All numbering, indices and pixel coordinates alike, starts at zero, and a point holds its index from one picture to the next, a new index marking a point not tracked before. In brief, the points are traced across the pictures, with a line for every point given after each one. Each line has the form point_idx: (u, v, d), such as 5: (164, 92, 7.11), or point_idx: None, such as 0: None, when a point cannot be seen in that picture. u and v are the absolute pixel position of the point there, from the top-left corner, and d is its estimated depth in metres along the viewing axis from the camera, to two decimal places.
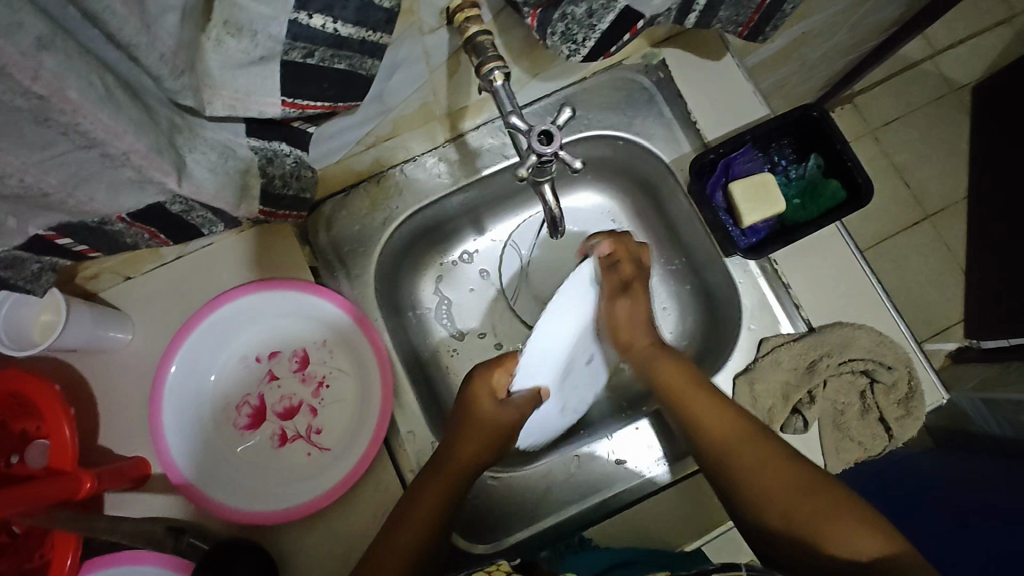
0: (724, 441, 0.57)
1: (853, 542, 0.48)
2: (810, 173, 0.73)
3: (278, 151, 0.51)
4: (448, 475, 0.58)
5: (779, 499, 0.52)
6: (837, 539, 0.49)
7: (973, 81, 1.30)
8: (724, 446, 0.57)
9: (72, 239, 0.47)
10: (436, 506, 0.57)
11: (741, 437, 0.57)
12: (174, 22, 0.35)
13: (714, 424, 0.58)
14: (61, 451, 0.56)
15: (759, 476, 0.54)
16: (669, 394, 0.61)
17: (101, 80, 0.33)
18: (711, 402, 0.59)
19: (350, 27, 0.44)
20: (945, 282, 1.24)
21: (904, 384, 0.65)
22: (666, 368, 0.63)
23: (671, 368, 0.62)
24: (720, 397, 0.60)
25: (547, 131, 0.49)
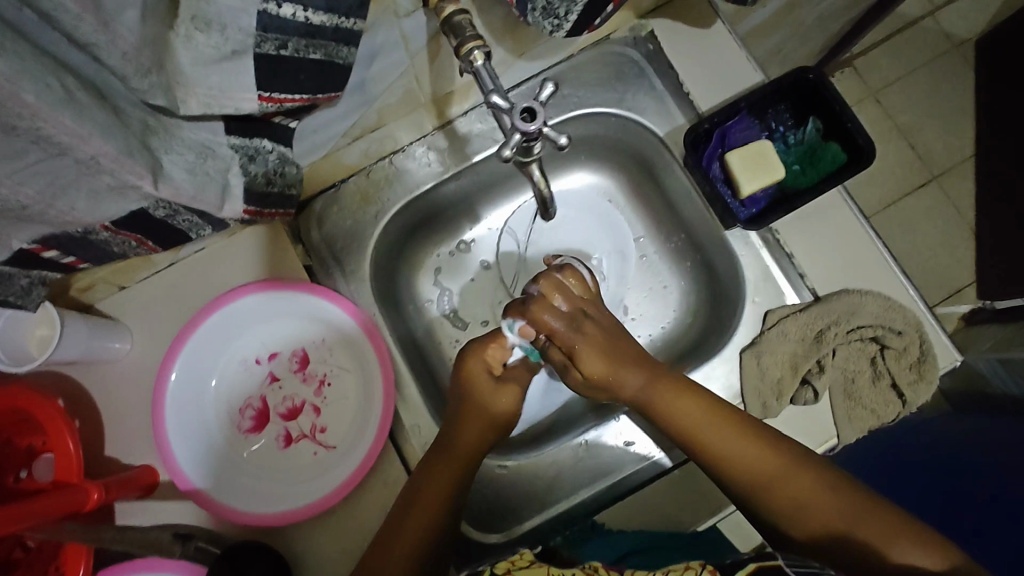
0: (764, 471, 0.54)
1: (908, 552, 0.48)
2: (810, 137, 0.70)
3: (259, 147, 0.50)
4: (459, 452, 0.58)
5: (826, 527, 0.52)
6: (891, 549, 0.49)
7: (976, 35, 1.26)
8: (757, 475, 0.54)
9: (58, 251, 0.46)
10: (446, 482, 0.57)
11: (778, 464, 0.54)
12: (135, 17, 0.34)
13: (744, 455, 0.55)
14: (66, 465, 0.56)
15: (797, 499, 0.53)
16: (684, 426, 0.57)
17: (60, 82, 0.31)
18: (743, 436, 0.56)
19: (321, 14, 0.43)
20: (956, 244, 1.21)
21: (915, 349, 0.64)
22: (678, 403, 0.58)
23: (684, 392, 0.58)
24: (749, 425, 0.57)
25: (530, 107, 0.48)
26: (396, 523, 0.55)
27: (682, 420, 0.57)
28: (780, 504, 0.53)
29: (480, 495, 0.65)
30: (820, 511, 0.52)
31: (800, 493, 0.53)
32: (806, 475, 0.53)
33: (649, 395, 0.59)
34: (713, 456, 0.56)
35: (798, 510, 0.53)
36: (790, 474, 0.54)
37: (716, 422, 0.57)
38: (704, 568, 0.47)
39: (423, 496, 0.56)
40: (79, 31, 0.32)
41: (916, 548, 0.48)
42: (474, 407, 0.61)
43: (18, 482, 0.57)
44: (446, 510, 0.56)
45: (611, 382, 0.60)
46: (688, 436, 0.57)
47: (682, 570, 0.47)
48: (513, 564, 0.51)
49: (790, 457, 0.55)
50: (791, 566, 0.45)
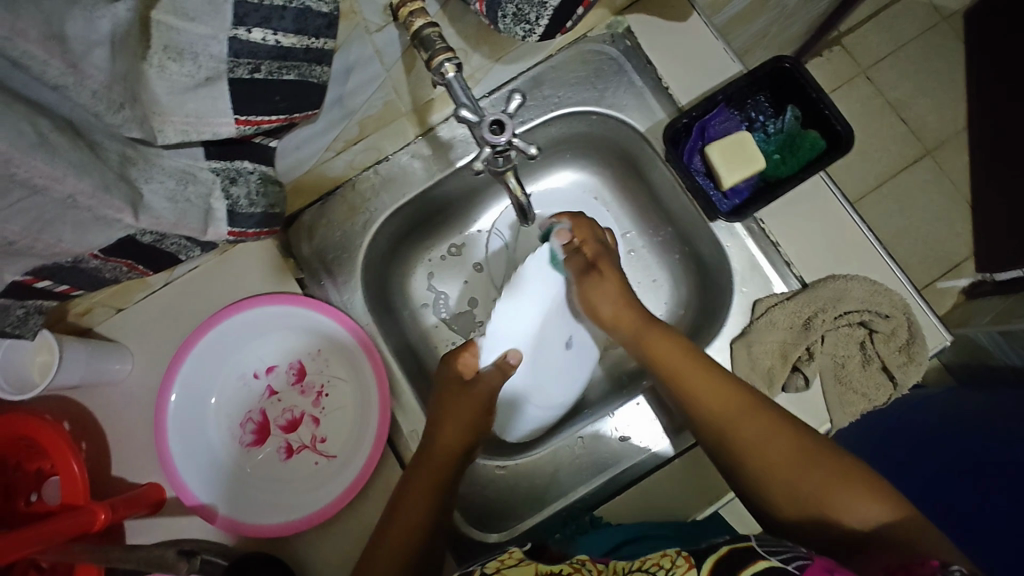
0: (721, 411, 0.58)
1: (857, 510, 0.50)
2: (789, 126, 0.70)
3: (241, 169, 0.51)
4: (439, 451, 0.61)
5: (778, 470, 0.54)
6: (839, 507, 0.51)
7: (964, 6, 1.25)
8: (719, 418, 0.58)
9: (51, 280, 0.47)
10: (433, 484, 0.59)
11: (740, 409, 0.58)
12: (103, 56, 0.34)
13: (707, 395, 0.59)
14: (73, 488, 0.57)
15: (757, 446, 0.56)
16: (660, 364, 0.63)
17: (32, 126, 0.32)
18: (710, 377, 0.60)
19: (291, 36, 0.44)
20: (954, 217, 1.20)
21: (904, 332, 0.64)
22: (658, 342, 0.64)
23: (664, 336, 0.64)
24: (717, 370, 0.60)
25: (498, 119, 0.49)
26: (381, 535, 0.58)
27: (663, 357, 0.63)
28: (737, 448, 0.57)
29: (479, 497, 0.67)
30: (783, 459, 0.54)
31: (755, 434, 0.56)
32: (762, 422, 0.56)
33: (640, 340, 0.65)
34: (686, 390, 0.60)
35: (757, 457, 0.55)
36: (742, 411, 0.57)
37: (692, 366, 0.61)
38: (678, 554, 0.48)
39: (406, 501, 0.58)
40: (47, 74, 0.32)
41: (865, 500, 0.50)
42: (445, 425, 0.62)
43: (28, 505, 0.59)
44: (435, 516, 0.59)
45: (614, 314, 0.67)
46: (668, 379, 0.62)
47: (660, 557, 0.48)
48: (501, 564, 0.52)
49: (753, 402, 0.58)
50: (762, 546, 0.47)
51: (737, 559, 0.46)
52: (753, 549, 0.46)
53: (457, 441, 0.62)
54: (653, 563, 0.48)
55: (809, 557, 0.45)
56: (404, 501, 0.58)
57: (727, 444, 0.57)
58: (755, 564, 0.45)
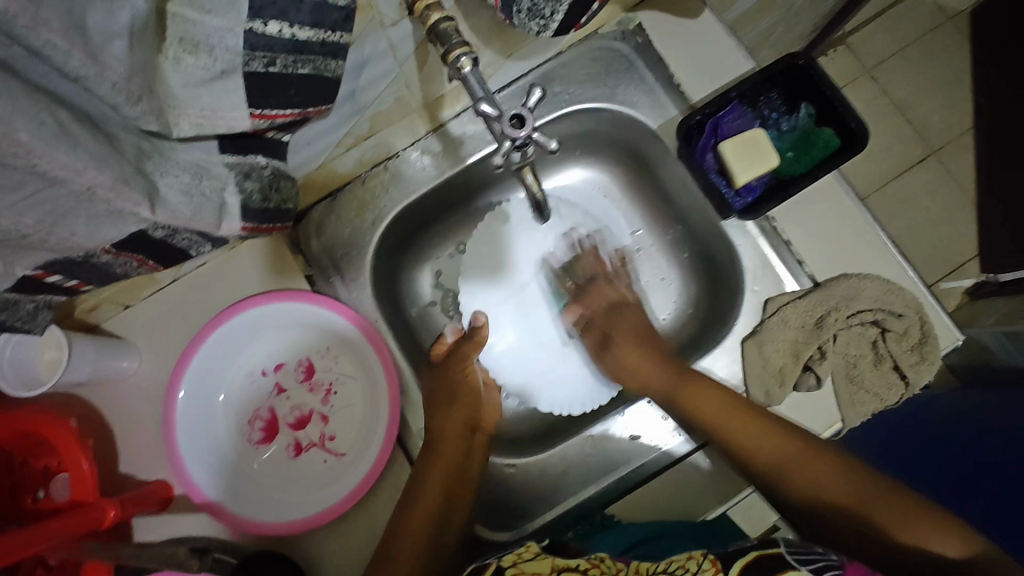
0: (776, 458, 0.58)
1: (932, 545, 0.50)
2: (803, 123, 0.70)
3: (254, 164, 0.51)
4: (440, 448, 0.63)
5: (845, 510, 0.55)
6: (915, 543, 0.50)
7: (969, 6, 1.25)
8: (776, 467, 0.58)
9: (62, 275, 0.46)
10: (439, 481, 0.61)
11: (795, 455, 0.58)
12: (121, 47, 0.34)
13: (759, 446, 0.59)
14: (83, 484, 0.57)
15: (818, 489, 0.56)
16: (700, 415, 0.62)
17: (52, 117, 0.32)
18: (760, 428, 0.59)
19: (307, 29, 0.43)
20: (958, 217, 1.20)
21: (916, 331, 0.64)
22: (700, 395, 0.63)
23: (701, 385, 0.63)
24: (766, 417, 0.60)
25: (519, 114, 0.49)
26: (396, 531, 0.59)
27: (708, 411, 0.62)
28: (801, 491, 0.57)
29: (491, 496, 0.66)
30: (849, 497, 0.55)
31: (814, 478, 0.56)
32: (818, 462, 0.57)
33: (678, 390, 0.64)
34: (735, 445, 0.60)
35: (826, 500, 0.56)
36: (798, 458, 0.58)
37: (736, 418, 0.61)
38: (705, 556, 0.50)
39: (419, 506, 0.60)
40: (67, 65, 0.32)
41: (938, 533, 0.50)
42: (449, 417, 0.66)
43: (35, 502, 0.58)
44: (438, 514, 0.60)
45: (639, 372, 0.68)
46: (716, 431, 0.61)
47: (686, 560, 0.50)
48: (519, 556, 0.53)
49: (808, 447, 0.58)
50: (791, 553, 0.48)
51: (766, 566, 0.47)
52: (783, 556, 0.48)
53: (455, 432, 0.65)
54: (680, 565, 0.50)
55: (841, 565, 0.46)
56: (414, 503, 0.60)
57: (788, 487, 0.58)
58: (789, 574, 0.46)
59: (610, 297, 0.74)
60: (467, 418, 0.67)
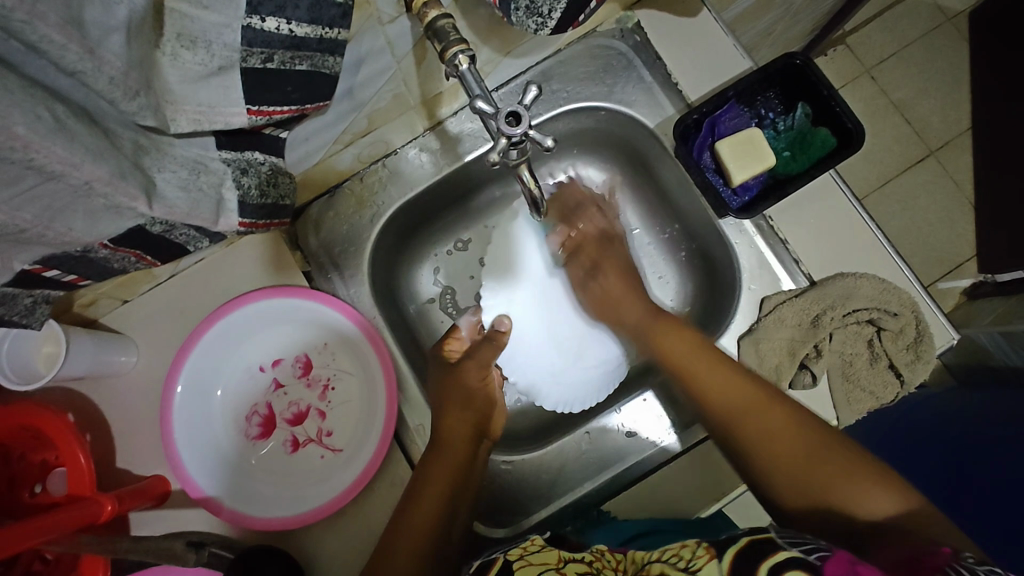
0: (733, 405, 0.58)
1: (869, 502, 0.50)
2: (800, 123, 0.70)
3: (251, 160, 0.51)
4: (445, 450, 0.61)
5: (791, 463, 0.54)
6: (854, 498, 0.51)
7: (968, 7, 1.25)
8: (732, 411, 0.57)
9: (59, 270, 0.46)
10: (444, 486, 0.59)
11: (754, 399, 0.57)
12: (119, 41, 0.34)
13: (720, 386, 0.59)
14: (80, 479, 0.57)
15: (773, 438, 0.55)
16: (670, 353, 0.63)
17: (49, 111, 0.32)
18: (724, 373, 0.59)
19: (305, 26, 0.44)
20: (954, 218, 1.21)
21: (912, 330, 0.64)
22: (670, 339, 0.64)
23: (674, 328, 0.65)
24: (731, 363, 0.60)
25: (514, 111, 0.49)
26: (396, 527, 0.57)
27: (677, 350, 0.63)
28: (751, 443, 0.56)
29: (487, 493, 0.67)
30: (783, 442, 0.55)
31: (768, 428, 0.56)
32: (779, 410, 0.56)
33: (652, 327, 0.66)
34: (698, 385, 0.60)
35: (768, 450, 0.55)
36: (756, 405, 0.57)
37: (704, 359, 0.61)
38: (699, 545, 0.48)
39: (417, 510, 0.58)
40: (65, 60, 0.32)
41: (874, 489, 0.50)
42: (463, 420, 0.64)
43: (33, 496, 0.58)
44: (440, 519, 0.58)
45: (616, 306, 0.70)
46: (679, 369, 0.62)
47: (681, 549, 0.48)
48: (525, 550, 0.53)
49: (761, 392, 0.58)
50: (783, 537, 0.46)
51: (760, 550, 0.44)
52: (776, 541, 0.45)
53: (460, 437, 0.63)
54: (673, 553, 0.48)
55: (833, 550, 0.43)
56: (416, 506, 0.58)
57: (738, 434, 0.57)
58: (774, 556, 0.43)
59: (600, 231, 0.73)
60: (474, 423, 0.65)
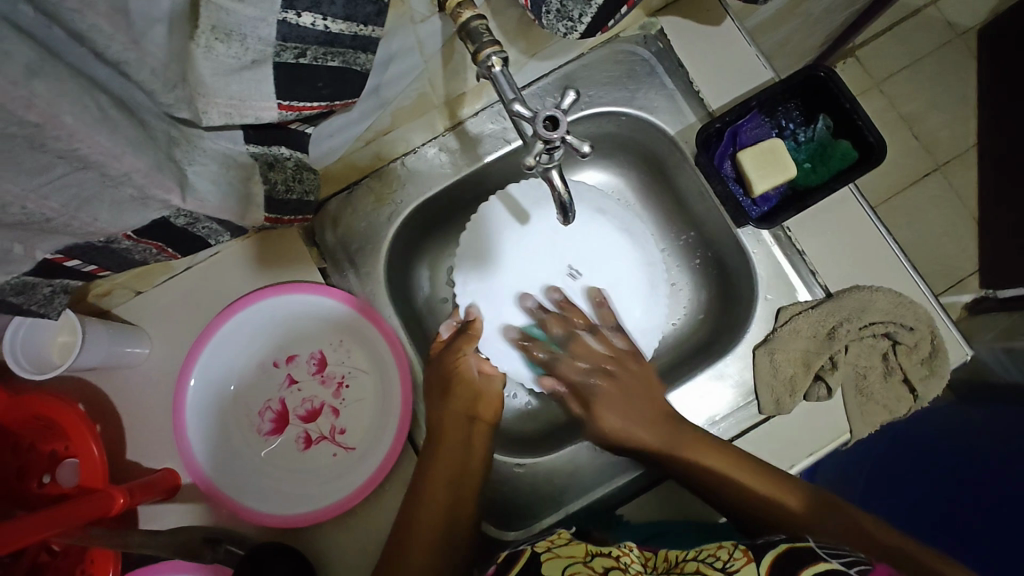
0: (790, 510, 0.58)
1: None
2: (820, 135, 0.70)
3: (278, 155, 0.51)
4: (442, 452, 0.62)
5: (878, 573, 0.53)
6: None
7: (979, 24, 1.25)
8: (794, 522, 0.57)
9: (80, 260, 0.46)
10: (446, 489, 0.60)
11: (808, 511, 0.57)
12: (161, 32, 0.34)
13: (772, 500, 0.58)
14: (93, 469, 0.57)
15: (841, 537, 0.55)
16: (707, 473, 0.60)
17: (94, 101, 0.31)
18: (765, 478, 0.59)
19: (340, 22, 0.43)
20: (960, 233, 1.21)
21: (926, 345, 0.64)
22: (706, 455, 0.61)
23: (703, 442, 0.62)
24: (770, 472, 0.60)
25: (552, 116, 0.49)
26: (409, 525, 0.58)
27: (712, 464, 0.61)
28: (826, 553, 0.55)
29: (499, 494, 0.67)
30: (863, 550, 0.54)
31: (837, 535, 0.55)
32: (836, 515, 0.57)
33: (669, 452, 0.63)
34: (753, 502, 0.59)
35: (815, 529, 0.56)
36: (812, 513, 0.57)
37: (739, 467, 0.60)
38: (737, 547, 0.51)
39: (421, 519, 0.59)
40: (110, 49, 0.32)
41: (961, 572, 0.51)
42: (449, 407, 0.65)
43: (42, 487, 0.58)
44: (448, 524, 0.60)
45: (623, 438, 0.65)
46: (716, 484, 0.60)
47: (717, 549, 0.52)
48: (553, 542, 0.54)
49: (820, 499, 0.58)
50: (822, 548, 0.49)
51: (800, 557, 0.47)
52: (814, 550, 0.48)
53: (456, 440, 0.63)
54: (710, 554, 0.51)
55: (869, 562, 0.46)
56: (418, 510, 0.59)
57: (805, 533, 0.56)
58: (816, 564, 0.46)
59: (598, 352, 0.70)
60: (466, 407, 0.66)
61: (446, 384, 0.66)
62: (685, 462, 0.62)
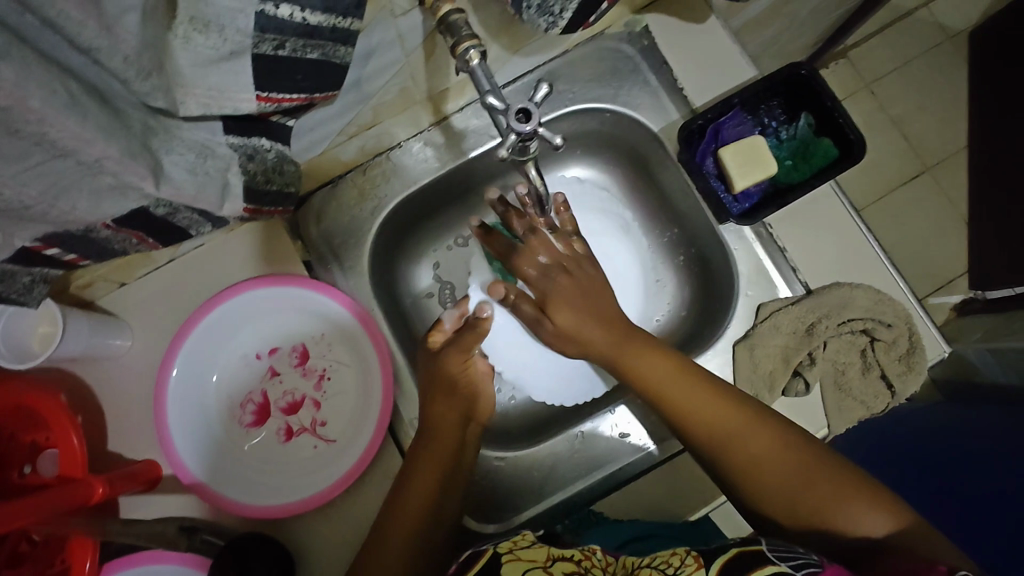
0: (713, 427, 0.57)
1: (859, 520, 0.51)
2: (802, 133, 0.71)
3: (258, 146, 0.51)
4: (432, 453, 0.61)
5: (784, 497, 0.54)
6: (840, 520, 0.51)
7: (969, 27, 1.26)
8: (720, 437, 0.57)
9: (59, 249, 0.46)
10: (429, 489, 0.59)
11: (737, 424, 0.57)
12: (135, 21, 0.34)
13: (697, 411, 0.58)
14: (71, 458, 0.57)
15: (756, 459, 0.55)
16: (649, 383, 0.61)
17: (66, 87, 0.32)
18: (701, 389, 0.59)
19: (318, 15, 0.43)
20: (948, 234, 1.22)
21: (904, 342, 0.65)
22: (643, 363, 0.62)
23: (656, 351, 0.62)
24: (709, 381, 0.59)
25: (525, 109, 0.49)
26: (387, 525, 0.57)
27: (651, 372, 0.61)
28: (741, 470, 0.56)
29: (478, 488, 0.67)
30: (778, 476, 0.54)
31: (752, 456, 0.55)
32: (762, 432, 0.56)
33: (619, 353, 0.63)
34: (675, 407, 0.59)
35: (730, 447, 0.56)
36: (740, 427, 0.56)
37: (680, 375, 0.60)
38: (689, 553, 0.49)
39: (396, 517, 0.57)
40: (82, 36, 0.32)
41: (868, 509, 0.51)
42: (444, 407, 0.63)
43: (23, 477, 0.58)
44: (428, 522, 0.59)
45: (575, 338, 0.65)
46: (651, 391, 0.61)
47: (670, 556, 0.49)
48: (515, 544, 0.53)
49: (754, 416, 0.57)
50: (772, 550, 0.48)
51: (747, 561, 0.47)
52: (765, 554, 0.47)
53: (450, 441, 0.62)
54: (664, 559, 0.49)
55: (821, 565, 0.45)
56: (399, 509, 0.58)
57: (724, 452, 0.56)
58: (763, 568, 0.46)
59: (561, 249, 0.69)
60: (461, 409, 0.64)
61: (443, 386, 0.64)
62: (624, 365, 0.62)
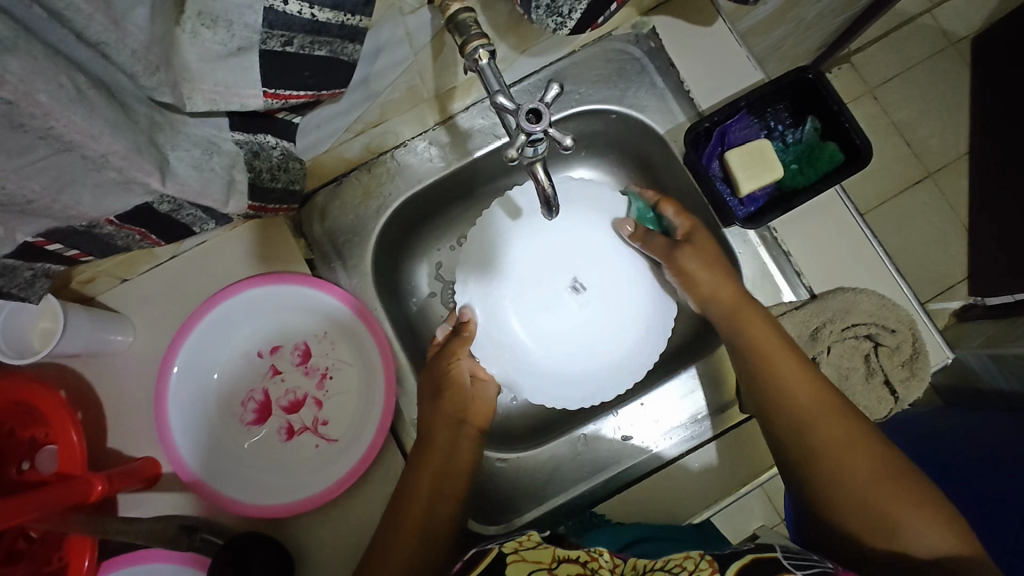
0: (806, 404, 0.58)
1: (923, 534, 0.51)
2: (807, 137, 0.71)
3: (264, 143, 0.51)
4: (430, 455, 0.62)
5: (851, 492, 0.54)
6: (904, 527, 0.52)
7: (971, 33, 1.26)
8: (797, 416, 0.58)
9: (62, 244, 0.46)
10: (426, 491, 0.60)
11: (825, 410, 0.58)
12: (143, 15, 0.34)
13: (792, 387, 0.59)
14: (72, 455, 0.56)
15: (835, 446, 0.56)
16: (758, 349, 0.61)
17: (71, 82, 0.31)
18: (799, 367, 0.60)
19: (326, 11, 0.42)
20: (949, 240, 1.22)
21: (908, 347, 0.65)
22: (759, 332, 0.62)
23: (762, 315, 0.63)
24: (806, 363, 0.61)
25: (536, 109, 0.49)
26: (395, 520, 0.58)
27: (757, 338, 0.62)
28: (817, 458, 0.56)
29: (480, 489, 0.67)
30: (850, 468, 0.55)
31: (834, 441, 0.56)
32: (845, 423, 0.57)
33: (734, 319, 0.64)
34: (773, 381, 0.60)
35: (812, 426, 0.57)
36: (824, 410, 0.58)
37: (778, 351, 0.61)
38: (703, 558, 0.49)
39: (406, 514, 0.59)
40: (89, 30, 0.32)
41: (933, 524, 0.51)
42: (439, 410, 0.65)
43: (21, 474, 0.57)
44: (427, 521, 0.59)
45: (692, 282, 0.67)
46: (754, 360, 0.62)
47: (684, 559, 0.49)
48: (520, 544, 0.53)
49: (842, 408, 0.58)
50: (787, 558, 0.48)
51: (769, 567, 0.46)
52: (779, 561, 0.47)
53: (442, 444, 0.63)
54: (676, 564, 0.49)
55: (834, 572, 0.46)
56: (403, 508, 0.59)
57: (803, 432, 0.58)
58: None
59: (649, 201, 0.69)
60: (455, 412, 0.66)
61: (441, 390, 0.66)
62: (736, 325, 0.64)
